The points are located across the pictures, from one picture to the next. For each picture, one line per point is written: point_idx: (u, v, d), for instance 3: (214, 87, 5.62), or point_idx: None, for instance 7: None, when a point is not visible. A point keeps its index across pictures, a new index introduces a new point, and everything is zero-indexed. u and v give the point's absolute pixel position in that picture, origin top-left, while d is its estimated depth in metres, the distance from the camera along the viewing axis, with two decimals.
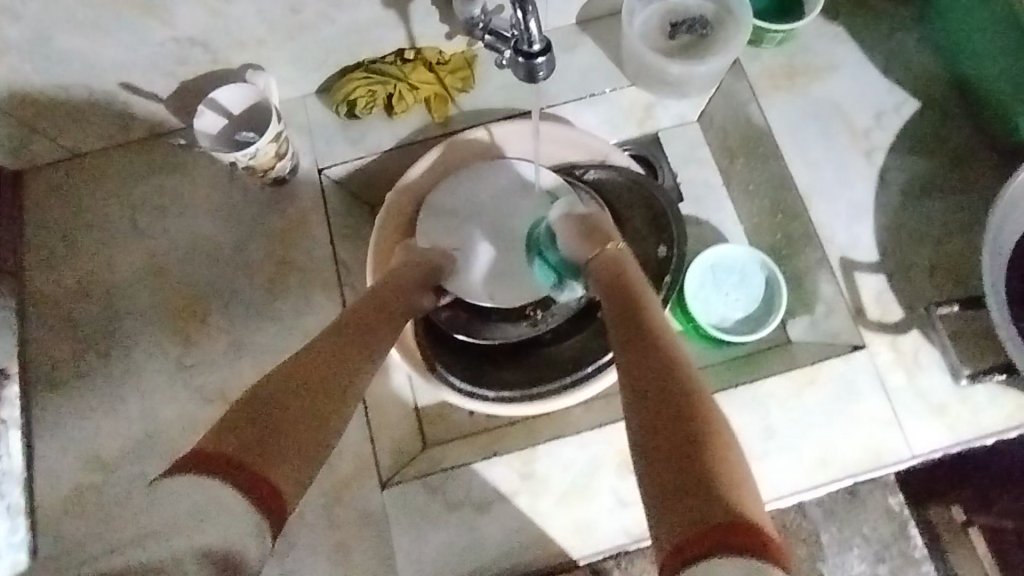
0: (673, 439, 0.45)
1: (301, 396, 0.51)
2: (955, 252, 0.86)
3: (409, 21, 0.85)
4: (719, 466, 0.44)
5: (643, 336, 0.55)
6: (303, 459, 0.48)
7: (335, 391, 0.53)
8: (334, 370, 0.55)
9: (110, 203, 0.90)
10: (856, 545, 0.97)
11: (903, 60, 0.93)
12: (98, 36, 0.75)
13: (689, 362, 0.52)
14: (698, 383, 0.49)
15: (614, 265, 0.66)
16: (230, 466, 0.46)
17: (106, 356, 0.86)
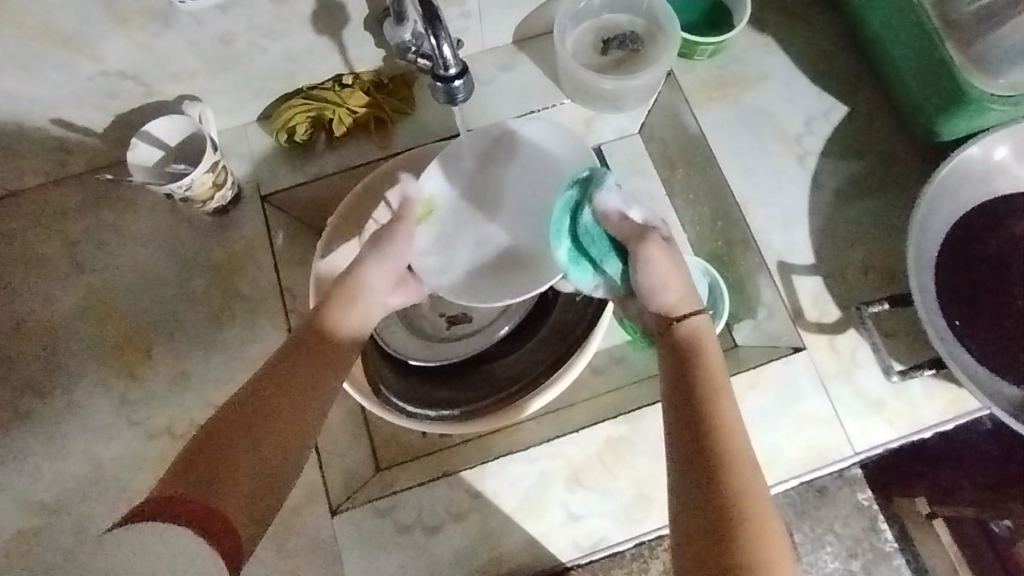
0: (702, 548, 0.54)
1: (244, 440, 0.59)
2: (886, 251, 0.89)
3: (343, 47, 0.86)
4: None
5: (696, 430, 0.61)
6: (247, 494, 0.58)
7: (277, 434, 0.61)
8: (277, 412, 0.62)
9: (48, 240, 0.89)
10: (829, 542, 0.94)
11: (829, 67, 0.96)
12: (24, 73, 0.75)
13: (736, 465, 0.58)
14: (739, 494, 0.56)
15: (691, 335, 0.69)
16: (181, 510, 0.55)
17: (46, 396, 0.84)
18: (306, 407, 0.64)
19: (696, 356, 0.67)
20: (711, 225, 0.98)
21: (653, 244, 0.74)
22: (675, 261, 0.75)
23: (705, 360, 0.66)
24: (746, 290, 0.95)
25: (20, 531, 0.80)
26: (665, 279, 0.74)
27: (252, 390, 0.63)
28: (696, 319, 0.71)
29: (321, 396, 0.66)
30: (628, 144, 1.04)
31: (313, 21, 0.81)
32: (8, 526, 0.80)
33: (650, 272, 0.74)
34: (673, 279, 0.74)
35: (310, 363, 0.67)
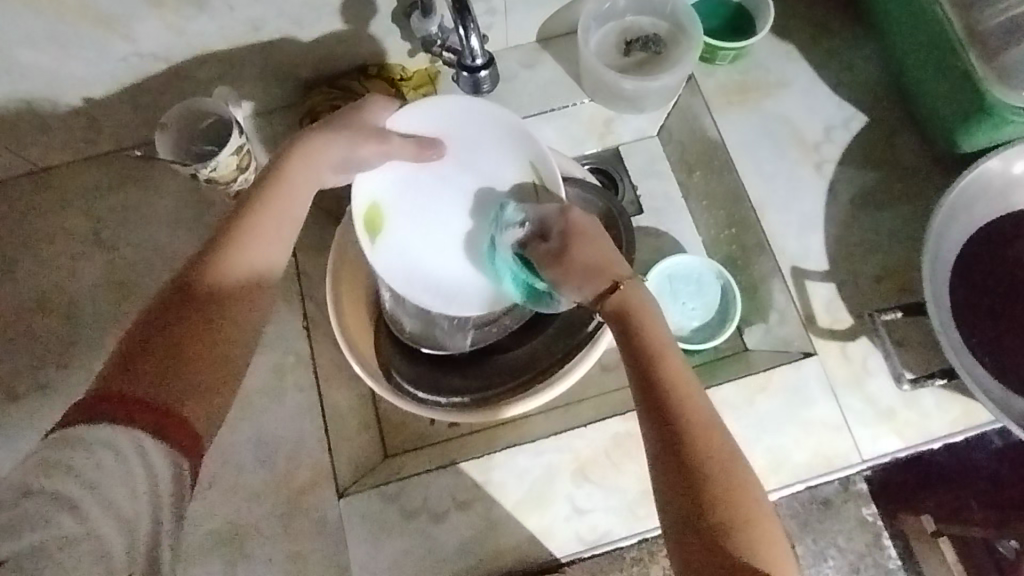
0: (692, 505, 0.52)
1: (175, 332, 0.52)
2: (901, 261, 0.89)
3: (370, 38, 0.88)
4: (732, 527, 0.51)
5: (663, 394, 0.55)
6: (201, 396, 0.50)
7: (207, 324, 0.53)
8: (210, 305, 0.54)
9: (73, 215, 0.91)
10: (831, 557, 0.87)
11: (852, 76, 0.96)
12: (60, 51, 0.77)
13: (704, 421, 0.54)
14: (713, 449, 0.53)
15: (626, 301, 0.61)
16: (121, 408, 0.46)
17: (65, 368, 0.86)
18: (235, 303, 0.56)
19: (637, 333, 0.59)
20: (725, 229, 0.99)
21: (585, 229, 0.66)
22: (596, 239, 0.65)
23: (649, 332, 0.58)
24: (758, 295, 0.95)
25: None
26: (593, 256, 0.64)
27: (170, 294, 0.54)
28: (623, 288, 0.62)
29: (257, 291, 0.58)
30: (647, 145, 1.06)
31: (342, 11, 0.82)
32: None
33: (578, 254, 0.64)
34: (602, 259, 0.63)
35: (234, 276, 0.57)
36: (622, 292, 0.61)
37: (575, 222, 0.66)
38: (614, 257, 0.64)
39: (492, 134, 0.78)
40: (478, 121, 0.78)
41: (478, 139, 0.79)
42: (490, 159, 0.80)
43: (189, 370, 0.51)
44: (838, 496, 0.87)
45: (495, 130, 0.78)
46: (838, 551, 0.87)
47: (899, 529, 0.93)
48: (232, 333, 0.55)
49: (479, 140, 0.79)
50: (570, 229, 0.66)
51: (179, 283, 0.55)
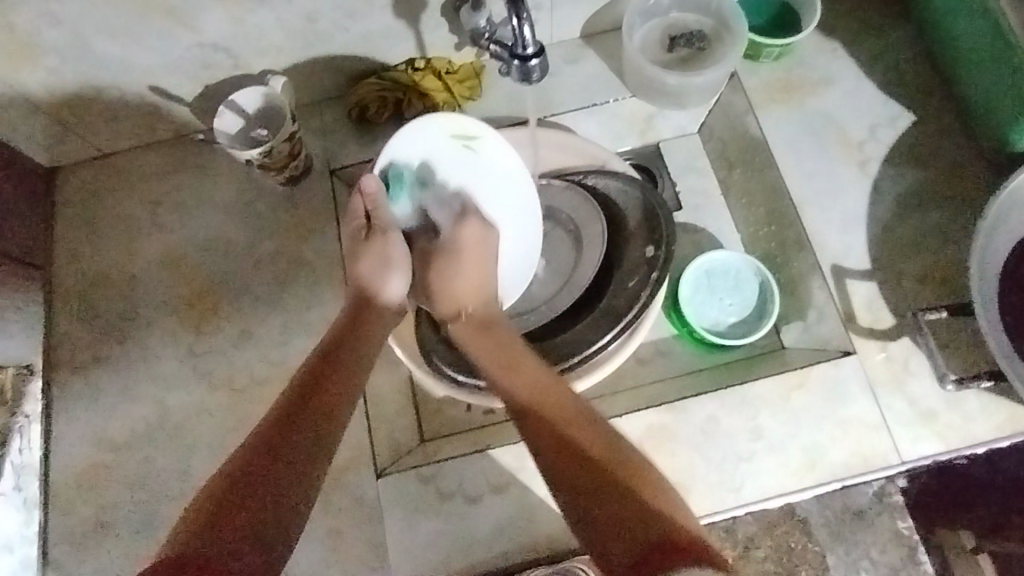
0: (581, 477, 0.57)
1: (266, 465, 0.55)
2: (947, 262, 0.87)
3: (419, 32, 0.90)
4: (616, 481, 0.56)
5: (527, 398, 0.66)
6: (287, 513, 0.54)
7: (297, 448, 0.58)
8: (308, 422, 0.60)
9: (133, 199, 0.96)
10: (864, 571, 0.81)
11: (899, 75, 0.95)
12: (128, 40, 0.82)
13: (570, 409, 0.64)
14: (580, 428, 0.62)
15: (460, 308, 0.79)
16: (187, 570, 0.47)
17: (121, 343, 0.90)
18: (324, 423, 0.61)
19: (501, 346, 0.73)
20: (765, 227, 0.99)
21: (459, 248, 0.78)
22: (487, 243, 0.80)
23: (510, 345, 0.73)
24: (797, 293, 0.95)
25: (91, 466, 0.86)
26: (458, 275, 0.78)
27: (281, 409, 0.61)
28: (477, 303, 0.78)
29: (344, 409, 0.64)
30: (686, 143, 1.06)
31: (393, 5, 0.85)
32: (80, 462, 0.86)
33: (461, 254, 0.78)
34: (472, 270, 0.79)
35: (328, 399, 0.63)
36: (475, 311, 0.78)
37: (456, 240, 0.78)
38: (476, 276, 0.79)
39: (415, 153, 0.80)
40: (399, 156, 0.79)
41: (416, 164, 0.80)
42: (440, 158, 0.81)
43: (266, 497, 0.54)
44: (871, 506, 0.81)
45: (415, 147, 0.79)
46: (871, 563, 0.81)
47: (935, 542, 0.86)
48: (315, 457, 0.58)
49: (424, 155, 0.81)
50: (450, 250, 0.78)
51: (285, 405, 0.61)
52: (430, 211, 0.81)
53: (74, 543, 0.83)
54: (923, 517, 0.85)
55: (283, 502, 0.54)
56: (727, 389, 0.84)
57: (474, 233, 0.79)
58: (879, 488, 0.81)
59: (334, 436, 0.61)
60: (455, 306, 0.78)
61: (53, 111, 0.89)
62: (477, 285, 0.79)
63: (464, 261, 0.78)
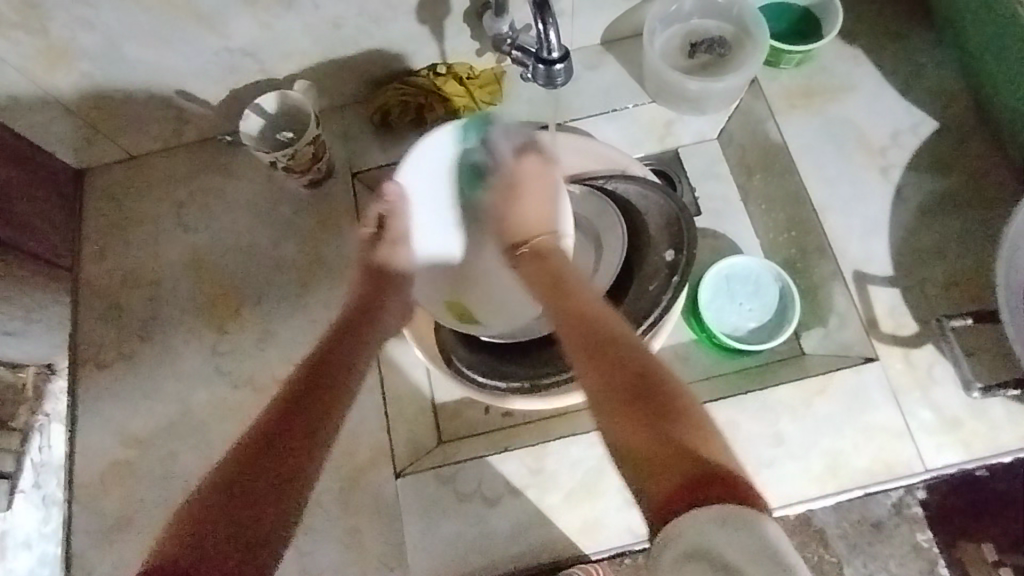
0: (639, 407, 0.54)
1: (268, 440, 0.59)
2: (972, 269, 0.87)
3: (442, 37, 0.91)
4: (677, 421, 0.52)
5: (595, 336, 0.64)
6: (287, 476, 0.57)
7: (301, 424, 0.61)
8: (295, 432, 0.60)
9: (158, 200, 0.97)
10: None
11: (923, 82, 0.95)
12: (159, 44, 0.83)
13: (634, 348, 0.62)
14: (638, 360, 0.59)
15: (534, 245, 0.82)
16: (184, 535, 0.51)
17: (146, 341, 0.92)
18: (326, 404, 0.64)
19: (557, 270, 0.77)
20: (785, 233, 0.99)
21: (518, 184, 0.84)
22: (528, 194, 0.84)
23: (560, 267, 0.78)
24: (819, 299, 0.94)
25: (114, 463, 0.87)
26: (526, 198, 0.84)
27: (267, 422, 0.61)
28: (547, 233, 0.83)
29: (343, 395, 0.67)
30: (706, 149, 1.06)
31: (417, 10, 0.86)
32: (104, 458, 0.87)
33: (522, 183, 0.84)
34: (535, 202, 0.84)
35: (322, 388, 0.66)
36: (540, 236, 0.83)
37: (516, 175, 0.84)
38: (539, 202, 0.84)
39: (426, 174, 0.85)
40: (416, 175, 0.84)
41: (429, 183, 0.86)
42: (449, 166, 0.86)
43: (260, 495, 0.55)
44: (889, 517, 0.82)
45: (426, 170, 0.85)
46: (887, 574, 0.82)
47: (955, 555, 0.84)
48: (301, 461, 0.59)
49: (436, 158, 0.85)
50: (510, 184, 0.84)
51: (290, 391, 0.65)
52: (496, 143, 0.86)
53: (97, 538, 0.84)
54: (945, 533, 0.84)
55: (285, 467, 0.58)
56: (747, 394, 0.83)
57: (536, 162, 0.85)
58: (898, 500, 0.82)
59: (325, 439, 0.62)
60: (521, 233, 0.83)
61: (84, 114, 0.91)
62: (542, 216, 0.84)
63: (531, 190, 0.84)
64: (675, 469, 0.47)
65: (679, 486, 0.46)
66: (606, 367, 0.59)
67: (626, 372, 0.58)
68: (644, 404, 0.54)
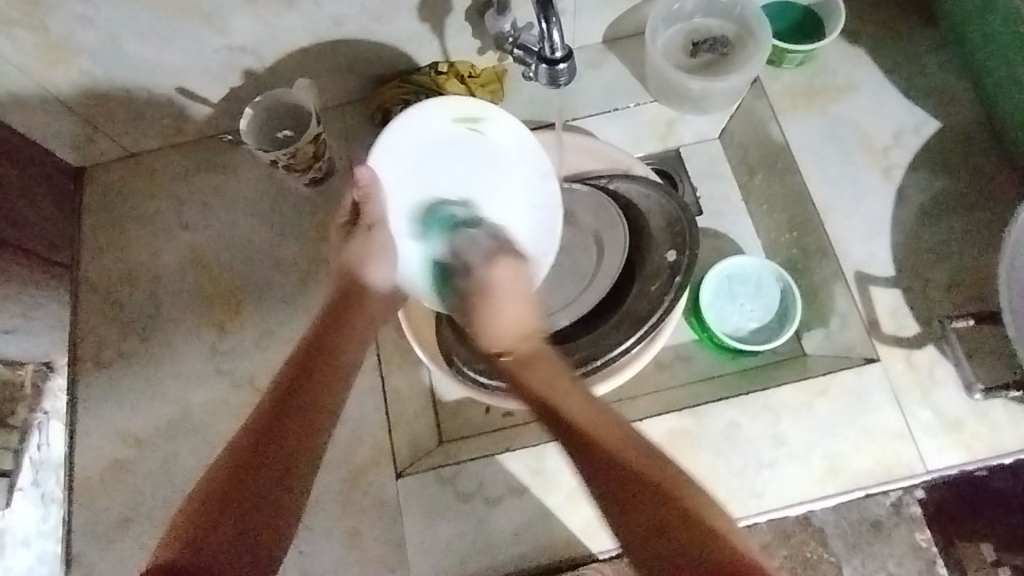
0: (619, 489, 0.62)
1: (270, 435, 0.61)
2: (974, 270, 0.86)
3: (443, 36, 0.91)
4: (669, 496, 0.60)
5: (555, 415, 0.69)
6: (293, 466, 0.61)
7: (299, 411, 0.64)
8: (293, 418, 0.63)
9: (158, 198, 0.97)
10: None
11: (925, 82, 0.95)
12: (158, 41, 0.83)
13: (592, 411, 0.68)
14: (603, 441, 0.65)
15: (517, 357, 0.76)
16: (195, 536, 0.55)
17: (146, 340, 0.91)
18: (322, 386, 0.67)
19: (548, 377, 0.73)
20: (786, 233, 0.99)
21: (492, 290, 0.78)
22: (520, 288, 0.79)
23: (549, 375, 0.73)
24: (820, 299, 0.94)
25: (114, 462, 0.87)
26: (503, 308, 0.78)
27: (268, 405, 0.63)
28: (530, 342, 0.77)
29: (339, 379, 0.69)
30: (707, 148, 1.06)
31: (418, 8, 0.86)
32: (104, 457, 0.87)
33: (498, 296, 0.78)
34: (511, 305, 0.78)
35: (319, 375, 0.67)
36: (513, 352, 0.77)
37: (491, 281, 0.78)
38: (516, 312, 0.78)
39: (405, 157, 0.81)
40: (393, 160, 0.80)
41: (408, 165, 0.82)
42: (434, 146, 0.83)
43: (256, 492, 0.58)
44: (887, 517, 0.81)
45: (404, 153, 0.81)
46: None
47: (956, 557, 0.84)
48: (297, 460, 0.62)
49: (420, 136, 0.81)
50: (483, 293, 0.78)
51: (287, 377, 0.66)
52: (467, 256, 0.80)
53: (97, 538, 0.84)
54: (944, 532, 0.84)
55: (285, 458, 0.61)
56: (748, 395, 0.83)
57: (508, 272, 0.79)
58: (896, 499, 0.82)
59: (319, 439, 0.64)
60: (500, 341, 0.77)
61: (83, 111, 0.90)
62: (522, 318, 0.78)
63: (501, 301, 0.77)
64: (675, 537, 0.57)
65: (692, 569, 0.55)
66: (600, 470, 0.63)
67: (628, 472, 0.62)
68: (643, 496, 0.60)
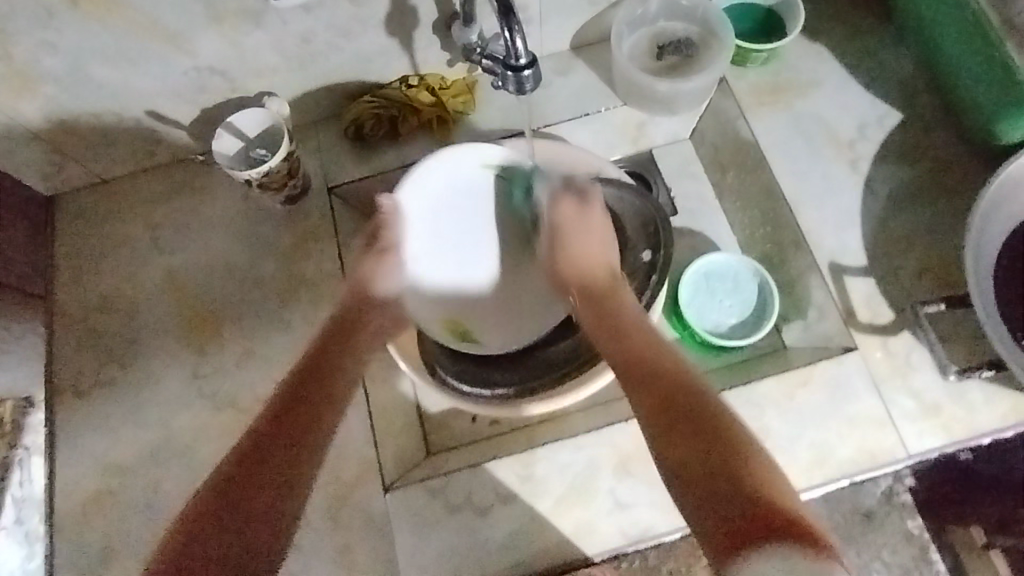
0: (705, 433, 0.59)
1: (281, 426, 0.64)
2: (943, 256, 0.88)
3: (412, 49, 0.92)
4: (745, 469, 0.56)
5: (662, 373, 0.67)
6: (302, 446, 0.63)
7: (307, 403, 0.67)
8: (300, 410, 0.66)
9: (133, 223, 0.96)
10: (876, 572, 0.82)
11: (886, 75, 0.97)
12: (126, 65, 0.83)
13: (709, 389, 0.64)
14: (709, 406, 0.62)
15: (581, 284, 0.82)
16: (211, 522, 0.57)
17: (125, 367, 0.90)
18: (326, 386, 0.69)
19: (614, 308, 0.77)
20: (761, 228, 1.00)
21: (560, 222, 0.84)
22: (587, 215, 0.85)
23: (619, 308, 0.77)
24: (797, 291, 0.96)
25: (97, 491, 0.85)
26: (575, 243, 0.84)
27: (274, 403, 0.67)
28: (604, 274, 0.83)
29: (345, 376, 0.72)
30: (678, 149, 1.07)
31: (386, 23, 0.86)
32: (87, 487, 0.86)
33: (557, 228, 0.85)
34: (585, 241, 0.84)
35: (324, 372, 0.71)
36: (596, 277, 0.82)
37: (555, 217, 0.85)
38: (598, 242, 0.84)
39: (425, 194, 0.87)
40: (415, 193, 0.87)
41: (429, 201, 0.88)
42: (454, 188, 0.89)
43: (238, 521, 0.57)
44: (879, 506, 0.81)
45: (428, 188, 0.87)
46: (883, 564, 0.82)
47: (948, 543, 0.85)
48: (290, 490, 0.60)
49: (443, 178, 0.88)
50: (474, 237, 0.92)
51: (294, 377, 0.70)
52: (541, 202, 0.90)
53: (82, 571, 0.82)
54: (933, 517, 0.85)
55: (295, 444, 0.63)
56: (731, 390, 0.84)
57: (571, 206, 0.85)
58: (888, 488, 0.82)
59: (313, 446, 0.64)
60: (582, 278, 0.83)
61: (53, 139, 0.90)
62: (599, 258, 0.84)
63: (574, 234, 0.84)
64: (739, 496, 0.54)
65: (744, 533, 0.52)
66: (683, 412, 0.62)
67: (708, 410, 0.61)
68: (720, 475, 0.56)
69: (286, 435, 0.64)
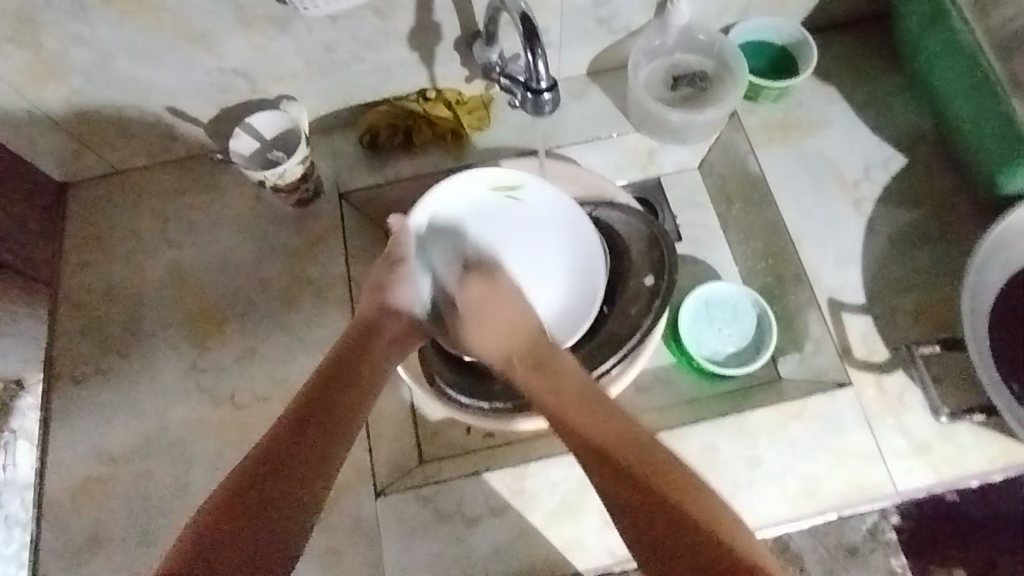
0: (641, 487, 0.59)
1: (302, 431, 0.65)
2: (941, 299, 0.90)
3: (432, 65, 0.94)
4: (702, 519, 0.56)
5: (606, 442, 0.64)
6: (325, 450, 0.65)
7: (331, 410, 0.68)
8: (324, 416, 0.67)
9: (144, 214, 0.97)
10: None
11: (892, 119, 0.99)
12: (152, 62, 0.84)
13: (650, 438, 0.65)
14: (674, 476, 0.60)
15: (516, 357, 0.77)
16: (224, 525, 0.57)
17: (125, 358, 0.91)
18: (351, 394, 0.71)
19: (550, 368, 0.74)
20: (762, 260, 1.02)
21: (476, 311, 0.82)
22: (498, 291, 0.83)
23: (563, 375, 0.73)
24: (795, 325, 0.97)
25: (87, 480, 0.85)
26: (497, 312, 0.81)
27: (298, 407, 0.67)
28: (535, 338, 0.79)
29: (371, 379, 0.74)
30: (686, 177, 1.10)
31: (409, 37, 0.89)
32: (78, 475, 0.86)
33: (466, 308, 0.83)
34: (504, 305, 0.82)
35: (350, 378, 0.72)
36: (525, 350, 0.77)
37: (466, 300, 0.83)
38: (512, 308, 0.82)
39: (444, 219, 0.86)
40: (437, 210, 0.85)
41: (452, 225, 0.87)
42: (475, 214, 0.87)
43: (257, 518, 0.58)
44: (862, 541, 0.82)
45: (446, 210, 0.85)
46: None
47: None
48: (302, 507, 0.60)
49: (468, 204, 0.86)
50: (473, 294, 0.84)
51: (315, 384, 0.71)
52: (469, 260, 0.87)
53: (67, 559, 0.82)
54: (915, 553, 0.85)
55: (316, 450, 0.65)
56: (725, 416, 0.85)
57: (476, 286, 0.84)
58: (872, 525, 0.83)
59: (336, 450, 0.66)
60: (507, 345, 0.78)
61: (72, 128, 0.91)
62: (523, 315, 0.81)
63: (484, 307, 0.82)
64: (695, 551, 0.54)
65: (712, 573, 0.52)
66: (638, 474, 0.60)
67: (600, 434, 0.65)
68: (674, 511, 0.57)
69: (299, 454, 0.64)
